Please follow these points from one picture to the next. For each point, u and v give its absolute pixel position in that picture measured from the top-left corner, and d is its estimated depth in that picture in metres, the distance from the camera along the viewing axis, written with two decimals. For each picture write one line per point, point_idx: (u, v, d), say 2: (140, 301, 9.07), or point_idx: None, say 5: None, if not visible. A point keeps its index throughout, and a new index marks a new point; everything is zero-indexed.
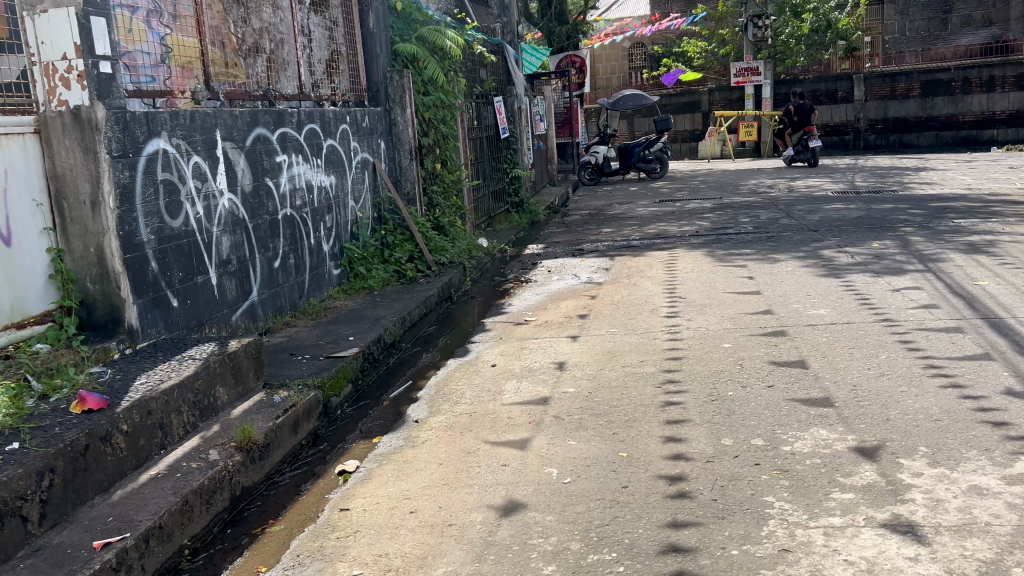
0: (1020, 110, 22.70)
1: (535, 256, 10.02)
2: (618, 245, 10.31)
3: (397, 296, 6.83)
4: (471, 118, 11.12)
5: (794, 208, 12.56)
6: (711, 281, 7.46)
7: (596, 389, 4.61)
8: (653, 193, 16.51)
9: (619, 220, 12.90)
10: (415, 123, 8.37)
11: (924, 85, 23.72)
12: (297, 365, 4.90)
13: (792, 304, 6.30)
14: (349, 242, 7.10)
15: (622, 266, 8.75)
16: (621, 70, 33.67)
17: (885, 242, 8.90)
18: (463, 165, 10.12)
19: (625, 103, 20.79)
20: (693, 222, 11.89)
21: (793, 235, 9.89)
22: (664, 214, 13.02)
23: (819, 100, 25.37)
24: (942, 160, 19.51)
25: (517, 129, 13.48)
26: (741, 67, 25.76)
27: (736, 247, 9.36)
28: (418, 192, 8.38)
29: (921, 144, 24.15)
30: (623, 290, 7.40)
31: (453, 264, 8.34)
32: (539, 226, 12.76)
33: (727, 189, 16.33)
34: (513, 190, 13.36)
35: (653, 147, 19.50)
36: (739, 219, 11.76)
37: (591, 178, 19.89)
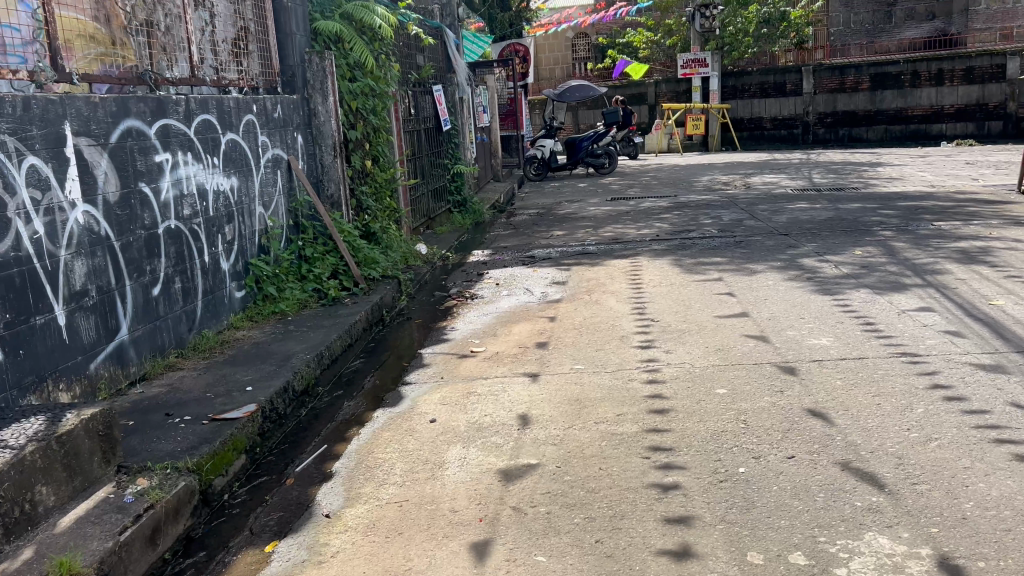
0: (968, 104, 22.44)
1: (480, 264, 8.94)
2: (573, 251, 9.30)
3: (315, 323, 5.67)
4: (406, 109, 9.95)
5: (756, 208, 11.75)
6: (685, 297, 6.50)
7: (566, 461, 3.56)
8: (604, 190, 15.57)
9: (571, 221, 11.91)
10: (338, 113, 7.18)
11: (873, 78, 23.33)
12: (172, 433, 3.72)
13: (787, 330, 5.36)
14: (257, 257, 5.91)
15: (580, 277, 7.74)
16: (564, 61, 32.70)
17: (866, 248, 8.09)
18: (398, 162, 8.98)
19: (572, 94, 19.79)
20: (651, 223, 10.97)
21: (764, 240, 9.03)
22: (618, 215, 12.08)
23: (767, 93, 24.82)
24: (895, 155, 19.07)
25: (458, 121, 12.38)
26: (687, 59, 24.58)
27: (704, 254, 8.44)
28: (344, 194, 7.21)
29: (870, 138, 23.80)
30: (585, 310, 6.38)
31: (387, 279, 7.21)
32: (483, 228, 11.71)
33: (681, 185, 15.50)
34: (454, 188, 12.26)
35: (602, 142, 18.59)
36: (700, 220, 10.88)
37: (536, 174, 18.88)
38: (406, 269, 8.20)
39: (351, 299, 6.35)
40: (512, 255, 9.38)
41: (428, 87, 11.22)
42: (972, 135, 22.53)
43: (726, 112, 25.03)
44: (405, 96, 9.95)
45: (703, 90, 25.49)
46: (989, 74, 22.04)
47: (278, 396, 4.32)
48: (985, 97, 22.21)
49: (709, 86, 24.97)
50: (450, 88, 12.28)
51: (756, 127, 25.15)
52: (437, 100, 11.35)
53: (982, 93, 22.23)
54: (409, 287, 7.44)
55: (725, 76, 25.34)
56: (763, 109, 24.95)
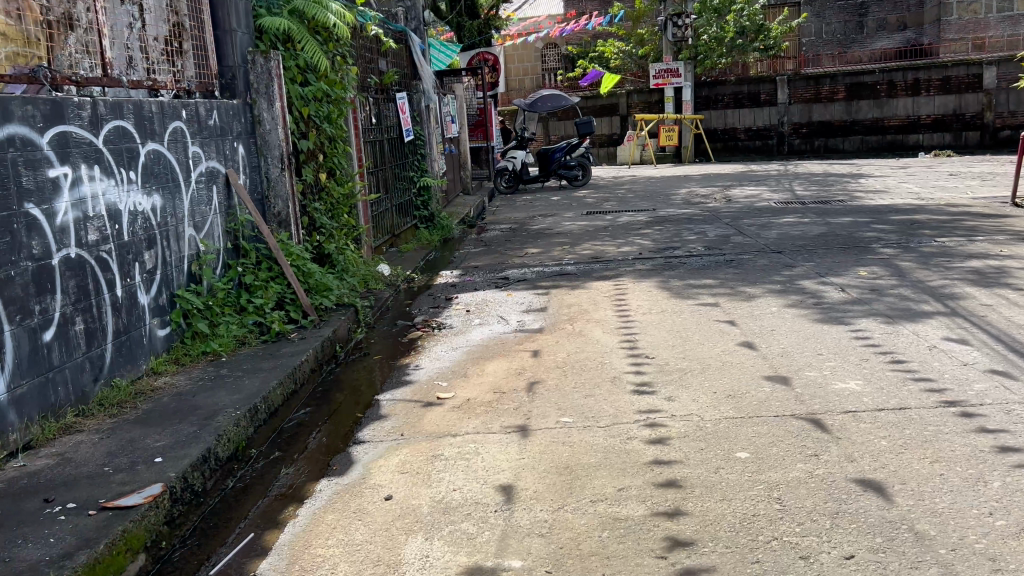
0: (945, 114, 22.12)
1: (448, 286, 8.13)
2: (550, 271, 8.53)
3: (253, 365, 4.82)
4: (366, 116, 9.14)
5: (741, 222, 11.08)
6: (681, 327, 5.75)
7: (559, 562, 2.76)
8: (579, 204, 14.86)
9: (546, 236, 11.16)
10: (287, 121, 6.34)
11: (849, 88, 22.96)
12: (46, 531, 2.86)
13: (805, 369, 4.62)
14: (185, 288, 5.05)
15: (560, 302, 6.95)
16: (534, 71, 32.07)
17: (870, 268, 7.41)
18: (357, 175, 8.16)
19: (544, 104, 19.09)
20: (632, 239, 10.25)
21: (755, 258, 8.32)
22: (595, 230, 11.35)
23: (741, 103, 24.34)
24: (875, 166, 18.63)
25: (426, 131, 11.59)
26: (660, 68, 24.04)
27: (694, 274, 7.72)
28: (294, 213, 6.38)
29: (846, 149, 23.39)
30: (569, 342, 5.61)
31: (343, 307, 6.38)
32: (453, 246, 10.95)
33: (660, 198, 14.84)
34: (421, 203, 11.48)
35: (575, 152, 17.91)
36: (684, 236, 10.18)
37: (507, 186, 18.16)
38: (364, 295, 7.37)
39: (299, 333, 5.51)
40: (484, 275, 8.58)
41: (391, 94, 10.42)
42: (949, 145, 22.19)
43: (699, 123, 24.52)
44: (366, 103, 9.15)
45: (676, 100, 24.96)
46: (966, 84, 21.73)
47: (195, 467, 3.48)
48: (962, 107, 21.90)
49: (682, 96, 24.45)
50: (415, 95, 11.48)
51: (730, 138, 24.66)
52: (402, 109, 10.55)
53: (958, 103, 21.92)
54: (367, 315, 6.62)
55: (698, 86, 24.83)
56: (737, 119, 24.48)
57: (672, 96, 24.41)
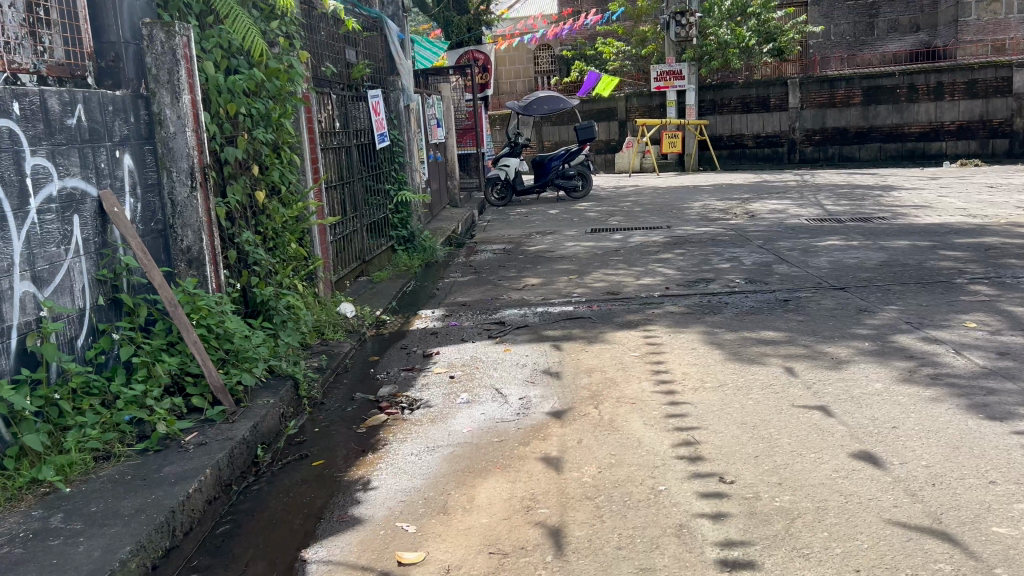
0: (970, 120, 20.42)
1: (426, 334, 6.34)
2: (558, 312, 6.77)
3: (107, 504, 3.06)
4: (327, 117, 7.40)
5: (777, 245, 9.39)
6: (757, 418, 4.01)
7: None
8: (581, 218, 13.16)
9: (547, 261, 9.44)
10: (198, 121, 4.56)
11: (865, 92, 21.32)
12: None
13: (986, 518, 2.90)
14: (12, 378, 3.29)
15: (576, 364, 5.19)
16: (526, 74, 30.33)
17: (976, 314, 5.72)
18: (311, 191, 6.42)
19: (539, 106, 17.36)
20: (652, 266, 8.54)
21: (817, 297, 6.62)
22: (605, 253, 9.64)
23: (749, 107, 22.74)
24: (902, 176, 17.02)
25: (405, 136, 9.87)
26: (661, 70, 22.50)
27: (744, 321, 6.01)
28: (210, 248, 4.63)
29: (862, 157, 21.78)
30: (596, 446, 3.84)
31: (279, 379, 4.63)
32: (436, 273, 9.25)
33: (672, 213, 13.17)
34: (400, 220, 9.76)
35: (574, 161, 16.21)
36: (716, 262, 8.48)
37: (499, 198, 16.46)
38: (313, 351, 5.60)
39: (198, 433, 3.75)
40: (472, 318, 6.78)
41: (363, 91, 8.76)
42: (975, 154, 20.49)
43: (704, 128, 22.91)
44: (324, 101, 7.43)
45: (679, 105, 23.36)
46: (993, 88, 20.05)
47: None
48: (989, 113, 20.19)
49: (686, 100, 22.85)
50: (393, 92, 9.75)
51: (737, 145, 23.07)
52: (376, 108, 8.94)
53: (985, 108, 20.21)
54: (313, 387, 4.84)
55: (702, 90, 23.30)
56: (744, 125, 22.90)
57: (675, 100, 22.82)
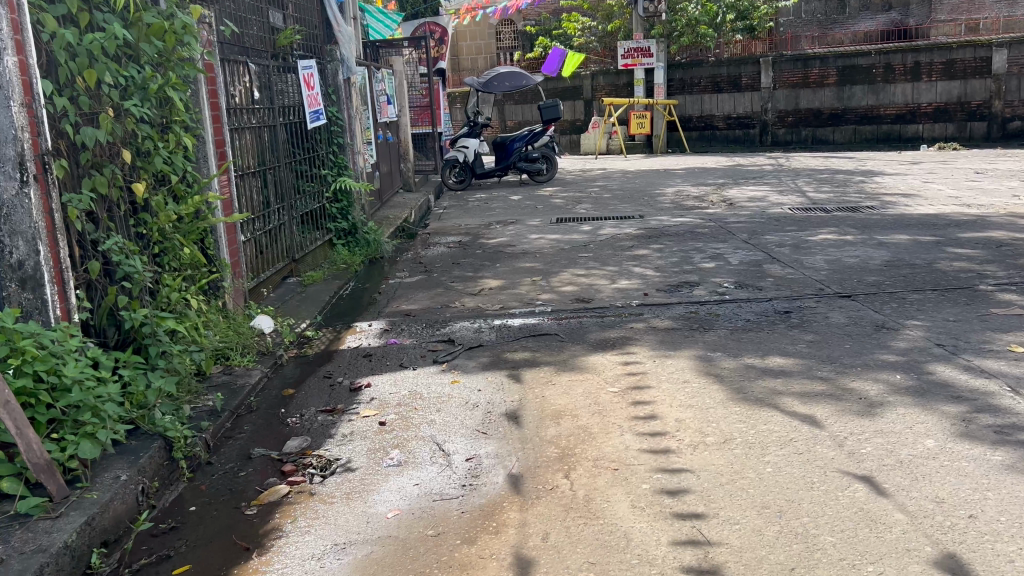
0: (948, 102, 19.64)
1: (357, 357, 5.21)
2: (518, 325, 5.68)
3: None
4: (239, 91, 6.25)
5: (765, 240, 8.41)
6: (782, 500, 2.97)
7: None
8: (546, 206, 12.10)
9: (508, 257, 8.35)
10: (29, 91, 3.44)
11: (840, 72, 20.45)
12: None
13: None
14: None
15: (540, 404, 4.11)
16: (488, 50, 29.02)
17: (1019, 335, 4.76)
18: (213, 181, 5.27)
19: (500, 82, 16.18)
20: (626, 265, 7.50)
21: (822, 308, 5.63)
22: (572, 248, 8.58)
23: (719, 87, 21.80)
24: (881, 160, 16.21)
25: (344, 114, 8.69)
26: (629, 47, 21.63)
27: (741, 342, 4.98)
28: (50, 262, 3.50)
29: (836, 139, 20.94)
30: (568, 546, 2.77)
31: (143, 441, 3.51)
32: (380, 272, 8.13)
33: (644, 200, 12.17)
34: (340, 210, 8.60)
35: (538, 142, 15.08)
36: (698, 261, 7.47)
37: (458, 182, 15.30)
38: (206, 390, 4.46)
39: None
40: (416, 334, 5.65)
41: (293, 62, 7.60)
42: (953, 137, 19.74)
43: (673, 108, 21.96)
44: (235, 71, 6.25)
45: (646, 84, 22.35)
46: (972, 68, 19.25)
47: None
48: (967, 95, 19.45)
49: (654, 79, 21.96)
50: (330, 63, 8.55)
51: (707, 126, 22.16)
52: (308, 81, 7.79)
53: (964, 89, 19.44)
54: (195, 445, 3.71)
55: (671, 68, 22.30)
56: (715, 106, 21.95)
57: (642, 78, 21.83)
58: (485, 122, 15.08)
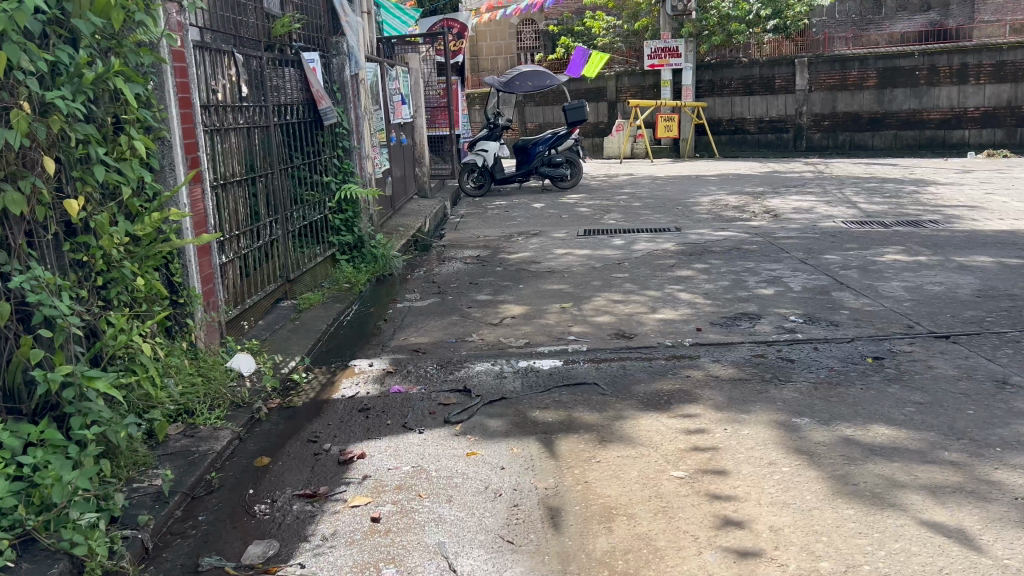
0: (997, 107, 18.46)
1: (352, 411, 4.25)
2: (548, 368, 4.71)
3: None
4: (221, 85, 5.31)
5: (825, 260, 7.40)
6: None
7: None
8: (573, 215, 11.15)
9: (533, 276, 7.40)
10: None
11: (881, 74, 19.31)
12: None
13: None
14: None
15: (583, 494, 3.14)
16: (508, 50, 28.06)
17: None
18: (181, 193, 4.33)
19: (522, 82, 15.18)
20: (670, 290, 6.52)
21: (918, 353, 4.63)
22: (605, 267, 7.62)
23: (751, 89, 20.75)
24: (930, 168, 15.13)
25: (350, 115, 7.77)
26: (657, 46, 20.68)
27: (830, 401, 3.99)
28: None
29: (876, 145, 19.81)
30: None
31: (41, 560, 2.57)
32: (388, 293, 7.17)
33: (680, 210, 11.19)
34: (344, 222, 7.65)
35: (562, 146, 14.11)
36: (752, 286, 6.49)
37: (475, 187, 14.41)
38: (154, 464, 3.50)
39: None
40: (425, 378, 4.69)
41: (292, 55, 6.68)
42: (1002, 144, 18.56)
43: (701, 112, 20.99)
44: (219, 62, 5.33)
45: (674, 85, 21.33)
46: None
47: None
48: (1017, 99, 18.21)
49: (682, 80, 20.96)
50: (336, 57, 7.63)
51: (738, 130, 21.12)
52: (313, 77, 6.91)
53: (1015, 93, 18.20)
54: (121, 556, 2.77)
55: (700, 69, 21.28)
56: (746, 108, 20.89)
57: (670, 79, 20.85)
58: (507, 124, 14.09)
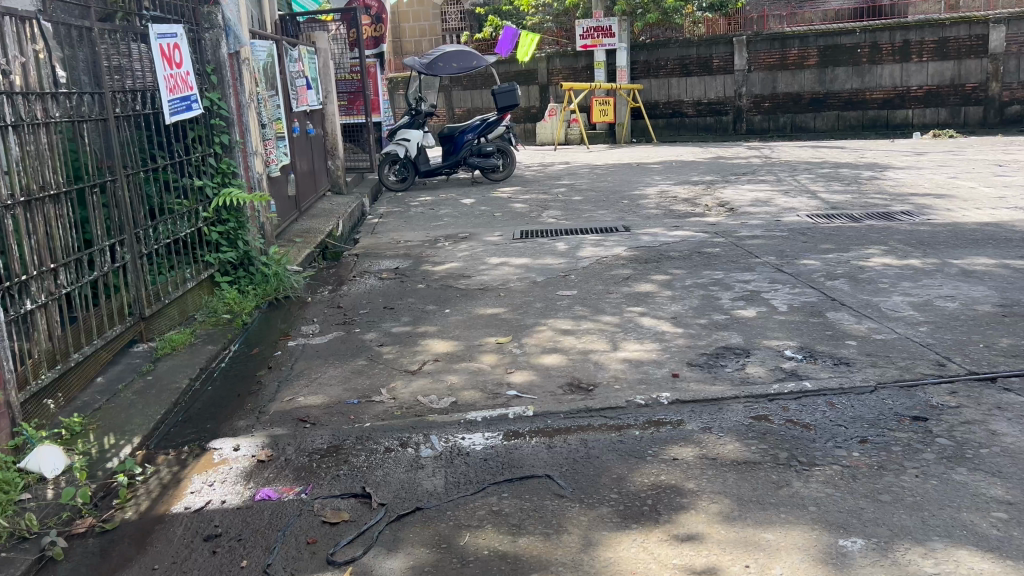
0: (940, 85, 17.83)
1: (194, 539, 2.90)
2: (482, 447, 3.44)
3: None
4: (17, 63, 3.82)
5: (804, 267, 6.31)
6: None
7: None
8: (507, 214, 9.89)
9: (461, 296, 6.11)
10: None
11: (822, 52, 18.51)
12: None
13: None
14: None
15: None
16: (433, 32, 26.54)
17: None
18: None
19: (446, 64, 13.79)
20: (629, 314, 5.31)
21: (969, 409, 3.50)
22: (548, 281, 6.37)
23: (688, 70, 19.76)
24: (881, 152, 14.32)
25: (230, 103, 6.30)
26: (588, 26, 19.56)
27: (881, 502, 2.82)
28: None
29: (817, 127, 19.02)
30: None
31: None
32: (281, 323, 5.78)
33: (625, 204, 10.03)
34: (225, 234, 6.20)
35: (492, 134, 12.78)
36: (728, 306, 5.33)
37: (398, 180, 13.04)
38: None
39: None
40: (308, 470, 3.37)
41: (141, 27, 5.19)
42: (946, 124, 17.97)
43: (638, 94, 19.93)
44: (15, 31, 3.85)
45: (608, 67, 20.23)
46: (967, 47, 17.43)
47: None
48: (961, 76, 17.62)
49: (616, 61, 19.88)
50: (208, 32, 6.13)
51: (675, 114, 20.14)
52: (165, 52, 5.35)
53: (957, 71, 17.61)
54: None
55: (635, 49, 20.19)
56: (683, 91, 19.92)
57: (604, 61, 19.74)
58: (433, 110, 12.66)
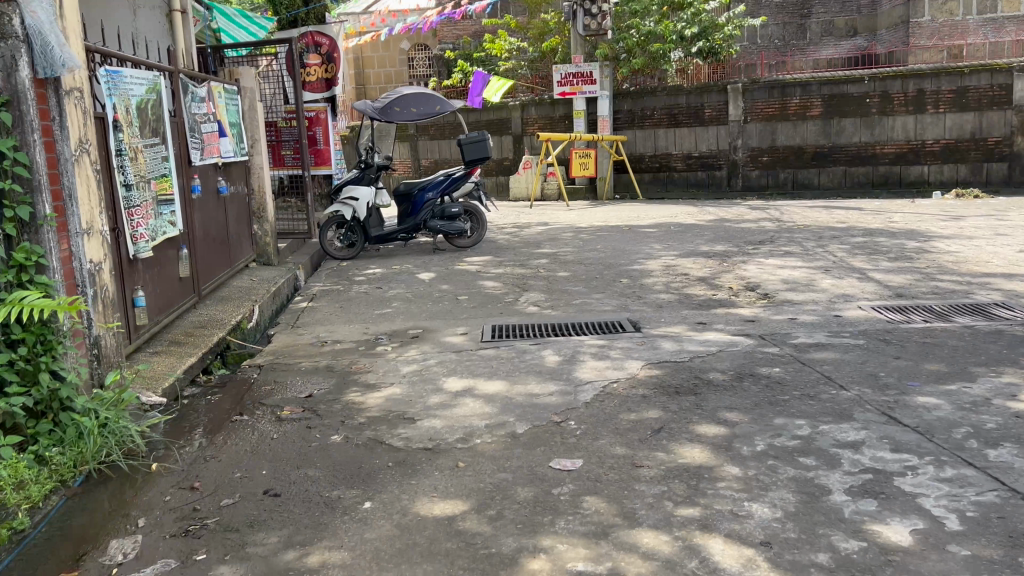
0: (959, 139, 16.04)
1: None
2: None
3: None
4: None
5: (930, 416, 4.08)
6: None
7: None
8: (475, 298, 7.59)
9: (397, 467, 3.79)
10: None
11: (827, 102, 16.69)
12: None
13: None
14: None
15: None
16: (398, 79, 24.53)
17: None
18: None
19: (403, 110, 11.63)
20: (686, 531, 3.02)
21: None
22: (535, 435, 4.08)
23: (677, 120, 17.82)
24: (912, 215, 12.31)
25: (37, 155, 4.02)
26: (567, 72, 17.63)
27: None
28: None
29: (822, 184, 17.11)
30: None
31: None
32: (83, 529, 3.41)
33: (628, 286, 7.80)
34: (15, 364, 3.80)
35: (457, 191, 10.62)
36: (852, 515, 3.07)
37: (342, 245, 10.75)
38: None
39: None
40: None
41: None
42: (966, 181, 16.17)
43: (621, 146, 17.93)
44: None
45: (589, 116, 18.26)
46: (988, 98, 15.72)
47: None
48: (982, 129, 15.86)
49: (597, 110, 17.93)
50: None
51: (663, 168, 18.15)
52: None
53: (978, 123, 15.86)
54: None
55: (618, 97, 18.27)
56: (671, 143, 17.95)
57: (584, 110, 17.76)
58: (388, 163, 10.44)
